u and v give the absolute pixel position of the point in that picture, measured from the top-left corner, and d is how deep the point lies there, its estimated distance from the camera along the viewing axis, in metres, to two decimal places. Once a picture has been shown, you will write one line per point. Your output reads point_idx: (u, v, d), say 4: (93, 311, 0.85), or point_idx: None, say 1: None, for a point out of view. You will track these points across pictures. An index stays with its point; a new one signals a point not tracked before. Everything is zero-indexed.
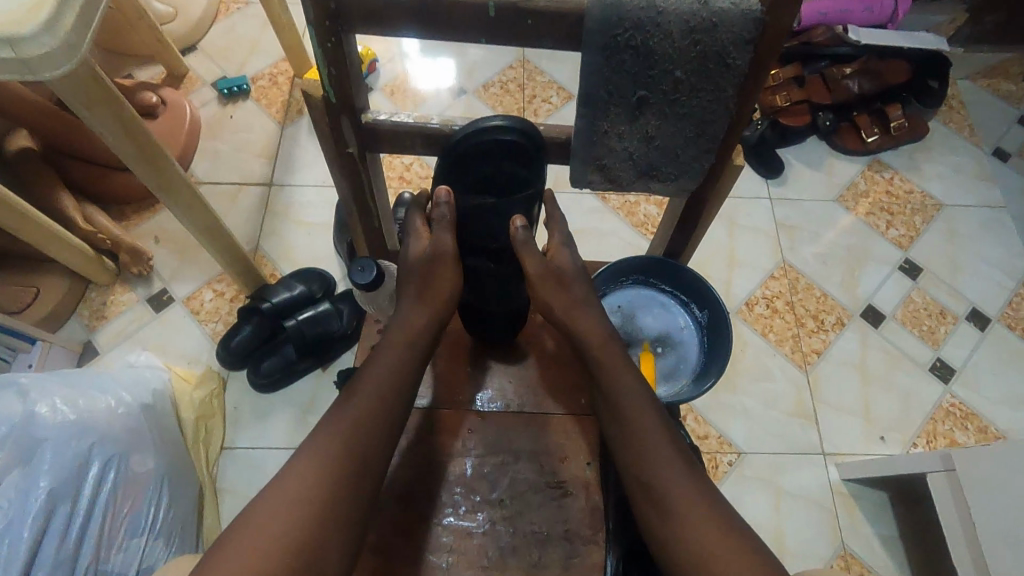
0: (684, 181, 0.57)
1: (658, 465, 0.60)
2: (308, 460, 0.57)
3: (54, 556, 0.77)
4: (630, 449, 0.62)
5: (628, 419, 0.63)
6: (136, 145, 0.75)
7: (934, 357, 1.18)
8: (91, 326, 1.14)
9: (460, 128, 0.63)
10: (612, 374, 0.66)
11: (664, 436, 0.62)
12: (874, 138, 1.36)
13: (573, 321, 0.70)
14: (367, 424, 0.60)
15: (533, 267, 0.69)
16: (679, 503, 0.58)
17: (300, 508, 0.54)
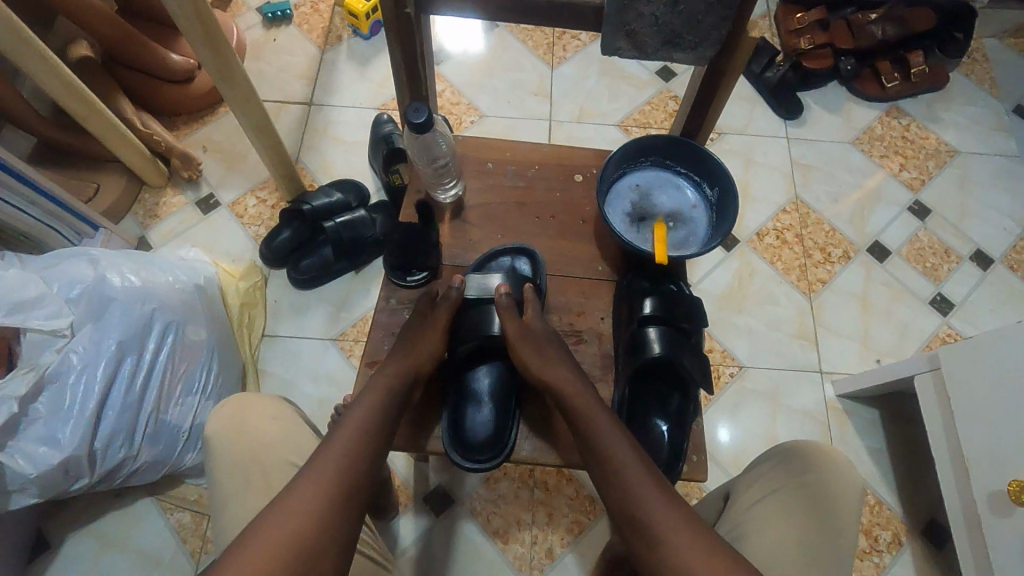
0: (704, 50, 0.59)
1: (637, 492, 0.55)
2: (308, 478, 0.53)
3: (122, 399, 0.88)
4: (608, 483, 0.57)
5: (603, 449, 0.58)
6: (204, 29, 0.84)
7: (935, 292, 1.24)
8: (145, 223, 1.23)
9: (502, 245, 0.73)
10: (584, 405, 0.61)
11: (642, 465, 0.57)
12: (894, 85, 1.40)
13: (544, 368, 0.64)
14: (359, 444, 0.56)
15: (511, 330, 0.65)
16: (666, 535, 0.52)
17: (293, 527, 0.49)
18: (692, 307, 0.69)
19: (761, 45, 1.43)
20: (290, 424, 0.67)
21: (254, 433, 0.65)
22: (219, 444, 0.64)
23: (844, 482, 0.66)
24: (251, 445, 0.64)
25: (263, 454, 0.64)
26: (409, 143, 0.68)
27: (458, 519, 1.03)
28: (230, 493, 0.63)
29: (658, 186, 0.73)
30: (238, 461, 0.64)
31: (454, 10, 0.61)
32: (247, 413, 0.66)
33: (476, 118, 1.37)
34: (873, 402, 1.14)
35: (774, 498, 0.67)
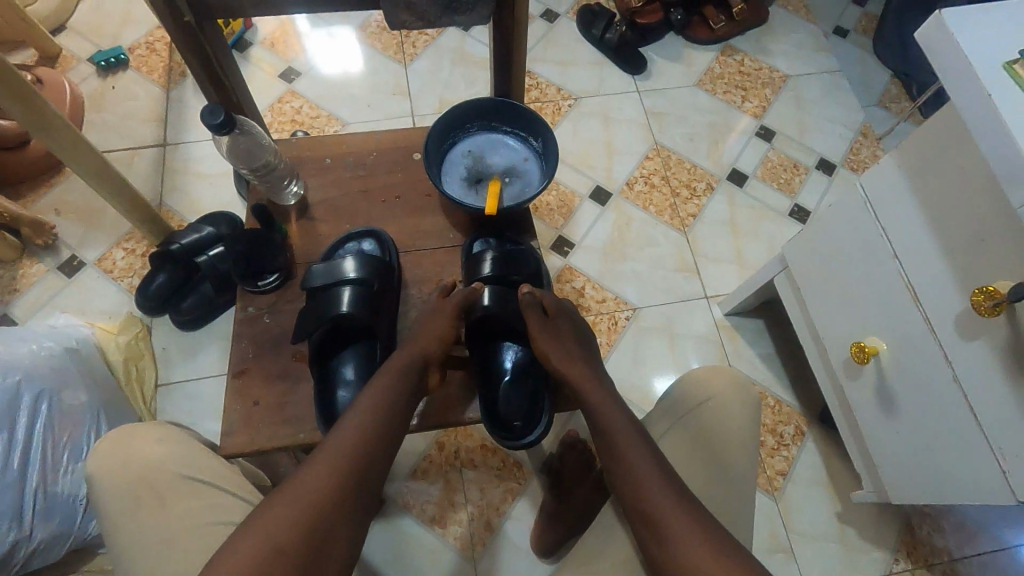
0: (482, 11, 0.63)
1: (647, 482, 0.61)
2: (321, 469, 0.55)
3: (1, 479, 0.81)
4: (625, 478, 0.62)
5: (618, 442, 0.64)
6: (4, 83, 0.80)
7: (793, 204, 1.35)
8: (5, 300, 1.16)
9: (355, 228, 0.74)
10: (602, 405, 0.67)
11: (652, 458, 0.63)
12: (721, 26, 1.51)
13: (575, 373, 0.69)
14: (372, 447, 0.58)
15: (535, 324, 0.70)
16: (670, 520, 0.58)
17: (297, 523, 0.51)
18: (535, 267, 0.74)
19: (598, 10, 1.51)
20: (174, 439, 0.65)
21: (134, 456, 0.63)
22: (100, 474, 0.62)
23: (725, 399, 0.75)
24: (135, 469, 0.62)
25: (147, 475, 0.62)
26: (230, 152, 0.71)
27: (393, 517, 1.03)
28: (120, 520, 0.61)
29: (491, 148, 0.77)
30: (122, 488, 0.62)
31: (236, 13, 0.62)
32: (127, 440, 0.64)
33: (339, 127, 1.38)
34: (756, 313, 1.23)
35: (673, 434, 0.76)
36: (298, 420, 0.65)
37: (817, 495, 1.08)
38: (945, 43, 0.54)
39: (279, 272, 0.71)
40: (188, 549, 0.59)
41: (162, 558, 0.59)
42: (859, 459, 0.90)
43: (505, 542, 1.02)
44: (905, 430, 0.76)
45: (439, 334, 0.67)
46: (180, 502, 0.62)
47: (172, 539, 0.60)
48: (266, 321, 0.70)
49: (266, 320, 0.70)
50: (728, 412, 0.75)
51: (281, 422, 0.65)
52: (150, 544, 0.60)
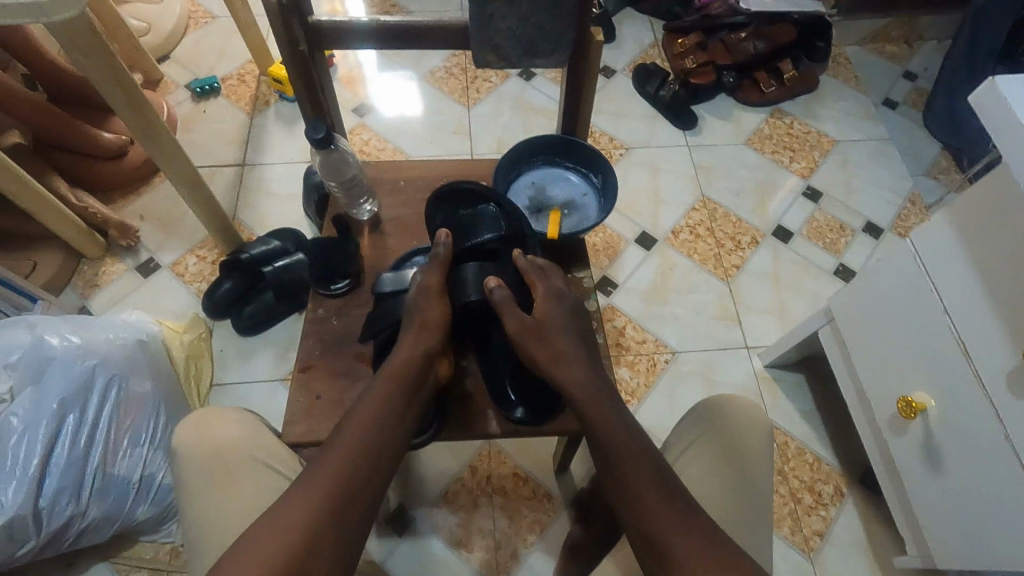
0: (559, 55, 0.69)
1: (644, 498, 0.59)
2: (318, 476, 0.57)
3: (67, 455, 0.88)
4: (624, 494, 0.60)
5: (616, 454, 0.62)
6: (126, 94, 0.91)
7: (838, 263, 1.36)
8: (86, 294, 1.26)
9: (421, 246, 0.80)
10: (597, 414, 0.65)
11: (651, 470, 0.61)
12: (772, 90, 1.57)
13: (559, 374, 0.67)
14: (363, 456, 0.58)
15: (513, 323, 0.68)
16: (671, 544, 0.55)
17: (290, 534, 0.52)
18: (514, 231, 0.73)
19: (653, 69, 1.60)
20: (250, 427, 0.69)
21: (213, 438, 0.67)
22: (181, 447, 0.67)
23: (750, 423, 0.76)
24: (213, 446, 0.67)
25: (223, 458, 0.67)
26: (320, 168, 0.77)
27: (422, 536, 1.04)
28: (196, 495, 0.65)
29: (554, 181, 0.82)
30: (200, 463, 0.66)
31: (343, 45, 0.70)
32: (210, 422, 0.69)
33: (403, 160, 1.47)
34: (798, 368, 1.22)
35: (695, 449, 0.77)
36: None
37: (856, 560, 1.04)
38: (998, 106, 0.58)
39: (350, 278, 0.77)
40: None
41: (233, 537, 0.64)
42: (903, 521, 0.87)
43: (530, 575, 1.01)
44: (953, 490, 0.74)
45: (433, 328, 0.68)
46: (251, 487, 0.66)
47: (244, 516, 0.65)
48: (333, 322, 0.75)
49: (333, 321, 0.75)
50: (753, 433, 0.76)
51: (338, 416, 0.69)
52: (223, 518, 0.64)
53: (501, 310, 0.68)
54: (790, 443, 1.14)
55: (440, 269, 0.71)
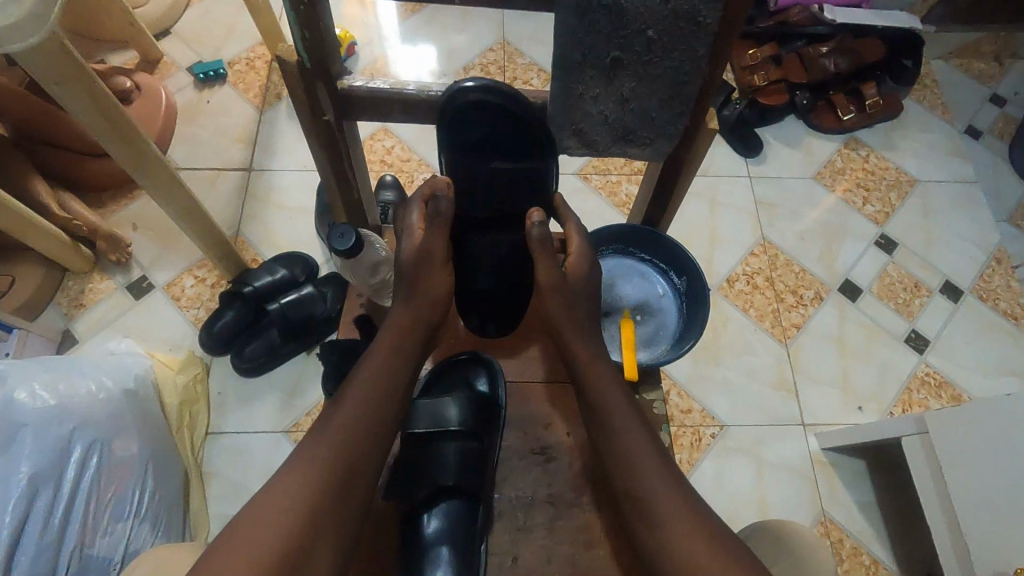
0: (660, 146, 0.53)
1: (646, 472, 0.56)
2: (305, 459, 0.54)
3: (37, 541, 0.77)
4: (621, 466, 0.57)
5: (618, 429, 0.58)
6: (110, 124, 0.75)
7: (909, 329, 1.21)
8: (70, 314, 1.12)
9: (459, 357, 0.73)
10: (600, 382, 0.60)
11: (660, 457, 0.57)
12: (850, 116, 1.38)
13: (573, 337, 0.62)
14: (360, 429, 0.57)
15: (545, 274, 0.62)
16: (670, 517, 0.53)
17: (286, 514, 0.50)
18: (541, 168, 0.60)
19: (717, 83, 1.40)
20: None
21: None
22: None
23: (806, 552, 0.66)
24: None
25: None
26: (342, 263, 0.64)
27: None
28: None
29: (625, 276, 0.69)
30: None
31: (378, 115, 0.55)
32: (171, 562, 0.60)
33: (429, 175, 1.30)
34: (859, 452, 1.10)
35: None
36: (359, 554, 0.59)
37: None
38: None
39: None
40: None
41: None
42: None
43: None
44: None
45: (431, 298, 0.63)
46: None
47: None
48: None
49: None
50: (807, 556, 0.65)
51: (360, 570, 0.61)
52: None
53: (535, 253, 0.62)
54: (845, 541, 1.03)
55: (442, 232, 0.62)
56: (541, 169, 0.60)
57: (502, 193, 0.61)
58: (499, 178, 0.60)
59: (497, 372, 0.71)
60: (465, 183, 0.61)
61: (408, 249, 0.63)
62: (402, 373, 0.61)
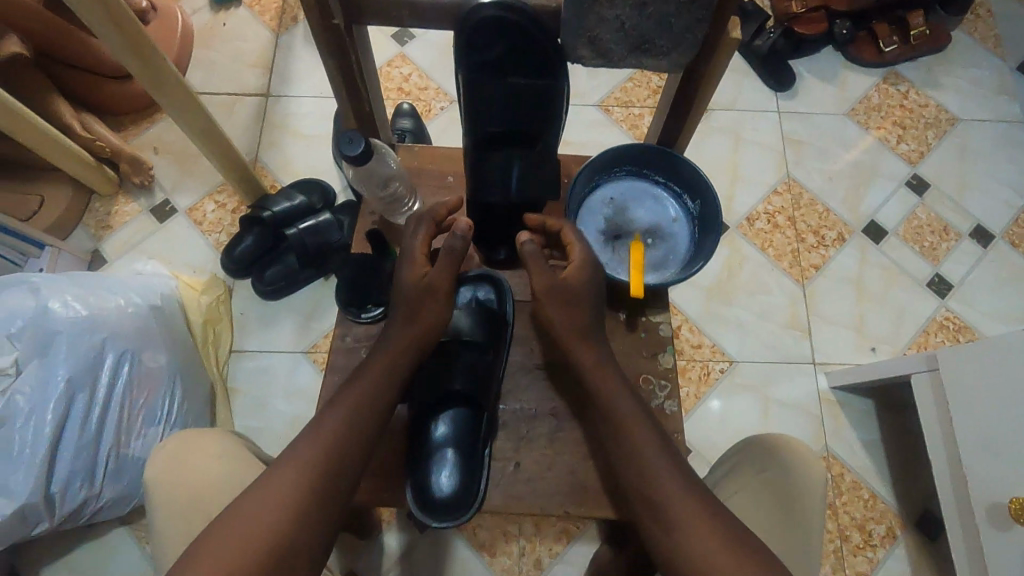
0: (677, 57, 0.52)
1: (653, 468, 0.54)
2: (296, 455, 0.53)
3: (77, 439, 0.83)
4: (627, 466, 0.56)
5: (626, 428, 0.57)
6: (125, 37, 0.75)
7: (933, 273, 1.18)
8: (98, 235, 1.16)
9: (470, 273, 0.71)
10: (612, 386, 0.59)
11: (664, 450, 0.56)
12: (892, 48, 1.30)
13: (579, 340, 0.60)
14: (353, 427, 0.56)
15: (540, 282, 0.61)
16: (678, 510, 0.52)
17: (279, 504, 0.50)
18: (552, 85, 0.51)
19: (751, 11, 1.33)
20: (234, 462, 0.65)
21: (192, 471, 0.63)
22: (159, 488, 0.63)
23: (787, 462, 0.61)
24: (194, 493, 0.62)
25: (196, 497, 0.62)
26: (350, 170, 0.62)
27: (445, 535, 1.00)
28: (170, 533, 0.62)
29: (638, 199, 0.67)
30: (181, 511, 0.62)
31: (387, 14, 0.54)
32: (193, 446, 0.65)
33: (446, 104, 1.27)
34: (867, 392, 1.10)
35: (742, 493, 0.63)
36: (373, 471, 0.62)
37: None
38: None
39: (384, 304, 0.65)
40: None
41: None
42: None
43: None
44: None
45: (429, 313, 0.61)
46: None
47: None
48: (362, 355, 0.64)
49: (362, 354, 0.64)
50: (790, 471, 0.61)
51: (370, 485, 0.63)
52: None
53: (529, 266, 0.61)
54: (845, 476, 1.05)
55: (451, 264, 0.62)
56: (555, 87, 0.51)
57: (516, 115, 0.52)
58: (513, 99, 0.51)
59: (505, 287, 0.69)
60: (474, 105, 0.52)
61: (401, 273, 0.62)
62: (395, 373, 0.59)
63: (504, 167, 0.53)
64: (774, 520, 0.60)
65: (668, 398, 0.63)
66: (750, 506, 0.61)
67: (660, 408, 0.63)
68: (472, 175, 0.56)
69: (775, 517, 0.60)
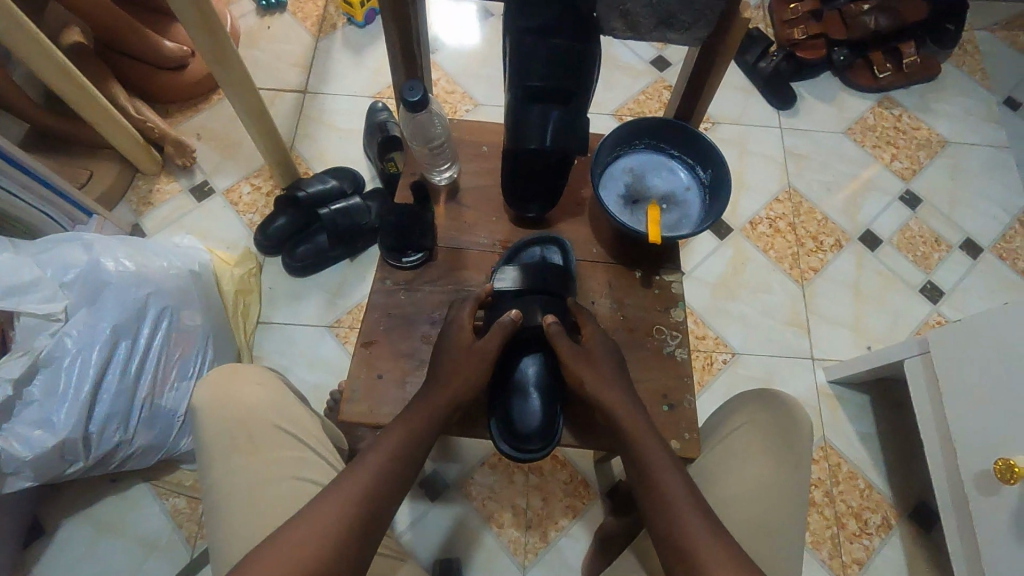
0: (697, 31, 0.60)
1: (681, 515, 0.54)
2: (334, 498, 0.53)
3: (118, 384, 0.88)
4: (656, 509, 0.55)
5: (653, 476, 0.57)
6: (198, 13, 0.84)
7: (926, 280, 1.25)
8: (139, 211, 1.23)
9: (530, 238, 0.71)
10: (640, 435, 0.59)
11: (692, 498, 0.55)
12: (886, 75, 1.40)
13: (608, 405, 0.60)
14: (388, 473, 0.55)
15: (569, 357, 0.62)
16: (705, 554, 0.51)
17: (316, 543, 0.49)
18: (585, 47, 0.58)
19: (755, 36, 1.44)
20: (275, 389, 0.68)
21: (238, 397, 0.65)
22: (202, 409, 0.65)
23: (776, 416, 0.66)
24: (239, 413, 0.65)
25: (245, 418, 0.65)
26: (401, 121, 0.70)
27: (455, 504, 1.03)
28: (218, 455, 0.63)
29: (656, 169, 0.74)
30: (227, 430, 0.64)
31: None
32: (234, 375, 0.67)
33: (471, 106, 1.36)
34: (863, 387, 1.15)
35: (746, 429, 0.67)
36: None
37: None
38: None
39: (424, 251, 0.71)
40: (276, 500, 0.61)
41: (252, 503, 0.61)
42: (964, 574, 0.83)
43: (555, 555, 1.01)
44: None
45: (467, 377, 0.61)
46: (278, 451, 0.64)
47: (258, 482, 0.62)
48: (401, 297, 0.70)
49: (400, 295, 0.70)
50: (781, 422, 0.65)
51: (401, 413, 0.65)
52: (242, 483, 0.62)
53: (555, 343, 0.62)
54: (842, 465, 1.09)
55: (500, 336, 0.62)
56: (589, 48, 0.58)
57: (556, 73, 0.58)
58: (554, 58, 0.58)
59: (567, 245, 0.69)
60: (522, 57, 0.59)
61: (443, 335, 0.64)
62: (432, 422, 0.59)
63: (542, 118, 0.60)
64: (777, 450, 0.64)
65: (679, 346, 0.68)
66: (754, 439, 0.66)
67: (671, 354, 0.68)
68: (511, 127, 0.61)
69: (779, 447, 0.64)
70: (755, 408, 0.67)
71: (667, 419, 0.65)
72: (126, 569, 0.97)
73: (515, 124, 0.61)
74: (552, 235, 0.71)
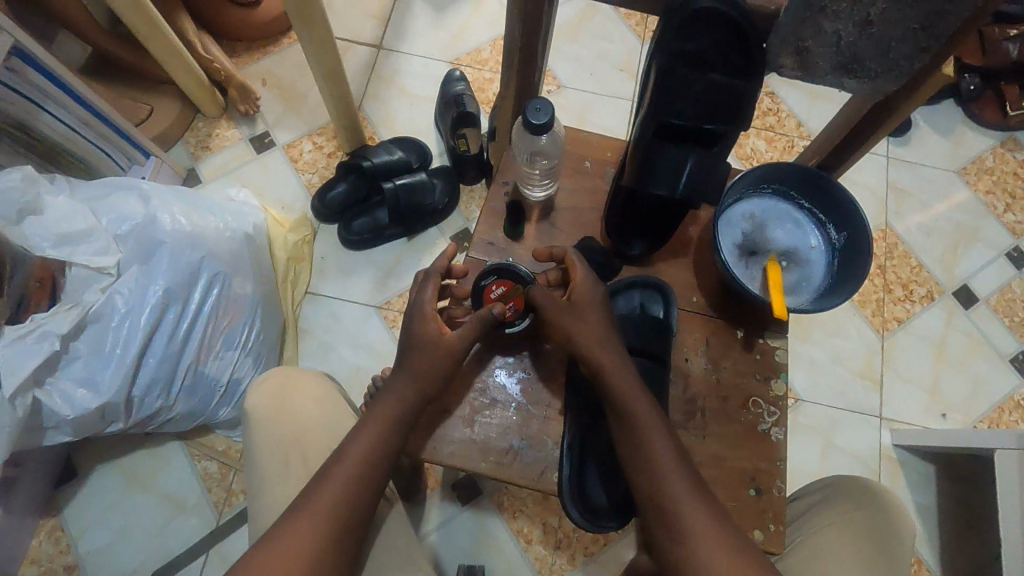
0: (881, 80, 0.53)
1: (668, 481, 0.53)
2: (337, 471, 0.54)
3: (163, 349, 0.85)
4: (642, 469, 0.54)
5: (639, 432, 0.55)
6: None
7: (1018, 350, 1.14)
8: (196, 155, 1.18)
9: (635, 284, 0.66)
10: (627, 390, 0.57)
11: (679, 463, 0.54)
12: (1019, 113, 1.24)
13: (600, 361, 0.58)
14: (374, 446, 0.56)
15: (554, 315, 0.60)
16: (696, 526, 0.51)
17: (312, 525, 0.51)
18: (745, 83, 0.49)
19: None
20: (333, 402, 0.66)
21: (295, 413, 0.63)
22: (257, 422, 0.63)
23: (850, 498, 0.63)
24: (297, 432, 0.62)
25: (302, 436, 0.63)
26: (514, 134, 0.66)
27: (483, 513, 1.00)
28: (267, 463, 0.62)
29: (778, 219, 0.66)
30: (282, 447, 0.62)
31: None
32: (294, 386, 0.65)
33: (554, 88, 1.23)
34: (930, 458, 1.07)
35: (827, 521, 0.63)
36: (484, 448, 0.62)
37: None
38: None
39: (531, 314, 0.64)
40: None
41: None
42: None
43: None
44: None
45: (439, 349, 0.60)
46: None
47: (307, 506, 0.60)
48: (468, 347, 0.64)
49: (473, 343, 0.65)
50: (855, 502, 0.62)
51: (467, 447, 0.62)
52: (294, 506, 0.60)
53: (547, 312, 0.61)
54: None
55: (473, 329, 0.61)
56: (752, 92, 0.49)
57: (706, 113, 0.51)
58: (709, 94, 0.50)
59: (672, 295, 0.64)
60: (669, 90, 0.50)
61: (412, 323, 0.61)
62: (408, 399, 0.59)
63: (676, 162, 0.53)
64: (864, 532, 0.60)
65: (776, 426, 0.62)
66: (835, 507, 0.63)
67: (765, 433, 0.62)
68: (638, 167, 0.55)
69: (862, 510, 0.61)
70: (831, 483, 0.66)
71: (752, 506, 0.60)
72: (154, 525, 0.97)
73: (645, 163, 0.54)
74: (656, 277, 0.66)
